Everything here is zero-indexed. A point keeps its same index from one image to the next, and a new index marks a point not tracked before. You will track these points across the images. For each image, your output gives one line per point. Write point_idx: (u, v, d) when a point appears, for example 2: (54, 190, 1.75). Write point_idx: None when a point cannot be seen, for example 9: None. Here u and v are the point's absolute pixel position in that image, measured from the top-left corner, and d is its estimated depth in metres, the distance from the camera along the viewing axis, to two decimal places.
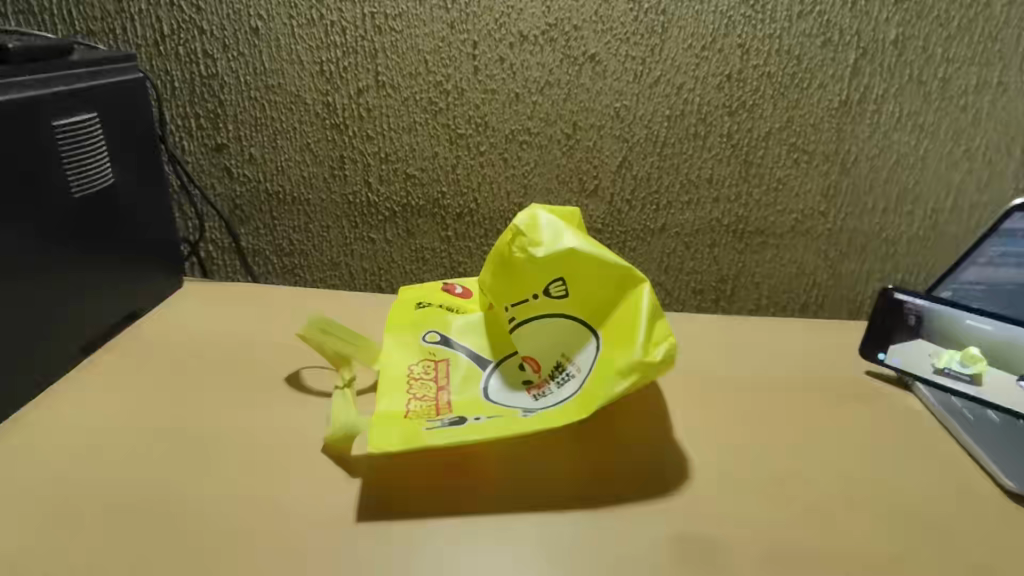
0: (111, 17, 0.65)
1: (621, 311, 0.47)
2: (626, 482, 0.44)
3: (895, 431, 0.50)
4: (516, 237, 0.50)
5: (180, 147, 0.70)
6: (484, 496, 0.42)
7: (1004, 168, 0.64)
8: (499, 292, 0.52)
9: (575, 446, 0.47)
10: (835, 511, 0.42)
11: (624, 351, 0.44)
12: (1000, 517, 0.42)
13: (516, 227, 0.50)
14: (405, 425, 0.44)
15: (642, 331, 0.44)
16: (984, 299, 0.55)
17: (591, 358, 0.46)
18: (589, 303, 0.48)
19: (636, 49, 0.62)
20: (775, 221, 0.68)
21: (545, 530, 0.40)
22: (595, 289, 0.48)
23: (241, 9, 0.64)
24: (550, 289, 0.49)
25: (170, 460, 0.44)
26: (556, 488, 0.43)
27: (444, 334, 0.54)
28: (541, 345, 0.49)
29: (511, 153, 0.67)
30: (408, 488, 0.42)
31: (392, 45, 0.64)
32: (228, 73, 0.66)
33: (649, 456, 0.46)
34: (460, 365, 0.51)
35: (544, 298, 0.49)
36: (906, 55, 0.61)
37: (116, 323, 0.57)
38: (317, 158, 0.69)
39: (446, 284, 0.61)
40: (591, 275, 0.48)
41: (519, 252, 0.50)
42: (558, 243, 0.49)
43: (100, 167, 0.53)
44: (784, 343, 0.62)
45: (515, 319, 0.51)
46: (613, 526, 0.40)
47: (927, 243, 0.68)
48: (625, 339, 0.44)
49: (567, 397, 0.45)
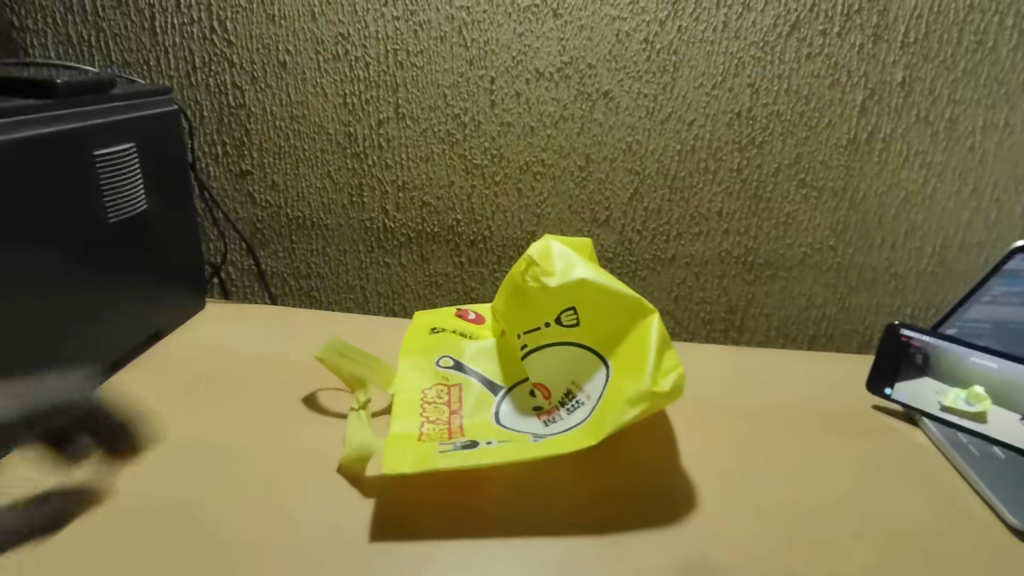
0: (146, 50, 0.69)
1: (630, 340, 0.48)
2: (633, 508, 0.44)
3: (902, 463, 0.50)
4: (529, 266, 0.52)
5: (206, 173, 0.73)
6: (494, 519, 0.43)
7: (1013, 206, 0.65)
8: (512, 319, 0.54)
9: (583, 472, 0.47)
10: (839, 542, 0.42)
11: (633, 380, 0.45)
12: (1005, 549, 0.42)
13: (529, 257, 0.52)
14: (419, 448, 0.45)
15: (651, 360, 0.45)
16: (990, 336, 0.56)
17: (601, 385, 0.47)
18: (600, 331, 0.49)
19: (648, 86, 0.64)
20: (784, 254, 0.69)
21: (551, 555, 0.40)
22: (605, 318, 0.49)
23: (271, 44, 0.67)
24: (562, 317, 0.50)
25: (189, 472, 0.45)
26: (563, 510, 0.44)
27: (458, 359, 0.55)
28: (551, 371, 0.50)
29: (525, 183, 0.69)
30: (420, 508, 0.43)
31: (413, 80, 0.67)
32: (256, 104, 0.69)
33: (657, 481, 0.47)
34: (472, 389, 0.52)
35: (555, 326, 0.51)
36: (913, 97, 0.62)
37: (141, 340, 0.59)
38: (337, 185, 0.72)
39: (459, 309, 0.63)
40: (602, 304, 0.49)
41: (531, 281, 0.51)
42: (570, 273, 0.50)
43: (134, 194, 0.56)
44: (793, 374, 0.62)
45: (526, 346, 0.52)
46: (620, 550, 0.41)
47: (936, 278, 0.68)
48: (634, 368, 0.45)
49: (577, 424, 0.46)
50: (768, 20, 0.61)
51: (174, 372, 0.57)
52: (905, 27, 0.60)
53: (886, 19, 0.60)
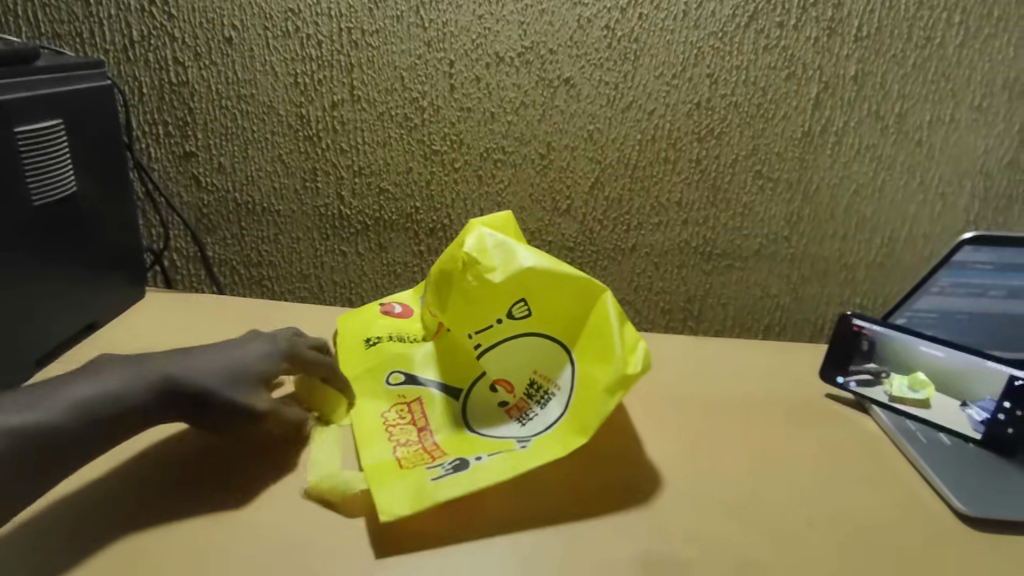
0: (78, 21, 0.64)
1: (589, 322, 0.48)
2: (598, 499, 0.44)
3: (851, 448, 0.52)
4: (470, 265, 0.49)
5: (146, 154, 0.69)
6: (454, 521, 0.42)
7: (957, 199, 0.67)
8: (456, 319, 0.51)
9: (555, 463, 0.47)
10: (792, 530, 0.43)
11: (605, 366, 0.45)
12: (947, 534, 0.43)
13: (467, 256, 0.50)
14: (408, 481, 0.42)
15: (618, 342, 0.46)
16: (936, 326, 0.58)
17: (569, 374, 0.48)
18: (554, 317, 0.49)
19: (610, 74, 0.64)
20: (741, 245, 0.70)
21: (522, 550, 0.40)
22: (558, 303, 0.49)
23: (215, 18, 0.63)
24: (514, 310, 0.49)
25: (128, 486, 0.43)
26: (522, 509, 0.43)
27: (409, 373, 0.53)
28: (511, 365, 0.49)
29: (485, 170, 0.68)
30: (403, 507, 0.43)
31: (368, 61, 0.64)
32: (200, 82, 0.66)
33: (622, 472, 0.47)
34: (435, 402, 0.50)
35: (508, 320, 0.49)
36: (865, 91, 0.64)
37: (75, 334, 0.55)
38: (289, 169, 0.69)
39: (383, 305, 0.61)
40: (553, 292, 0.49)
41: (475, 280, 0.49)
42: (513, 265, 0.49)
43: (64, 176, 0.52)
44: (747, 364, 0.63)
45: (480, 345, 0.50)
46: (588, 545, 0.41)
47: (884, 270, 0.70)
48: (602, 352, 0.46)
49: (556, 420, 0.46)
50: (727, 10, 0.61)
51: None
52: (859, 22, 0.61)
53: (841, 12, 0.61)
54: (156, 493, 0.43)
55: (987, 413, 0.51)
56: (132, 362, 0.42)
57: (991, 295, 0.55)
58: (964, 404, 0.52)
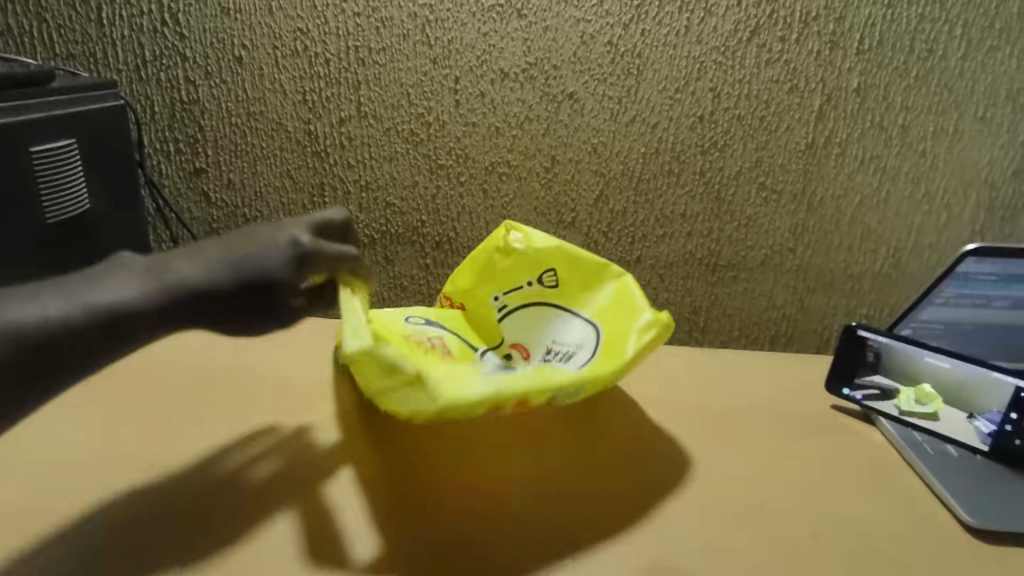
0: (92, 42, 0.66)
1: (612, 293, 0.55)
2: (614, 507, 0.45)
3: (857, 460, 0.51)
4: (512, 232, 0.58)
5: (157, 171, 0.70)
6: (465, 536, 0.42)
7: (962, 209, 0.67)
8: (487, 287, 0.59)
9: (567, 471, 0.49)
10: (798, 542, 0.42)
11: (628, 319, 0.52)
12: (956, 546, 0.43)
13: (511, 225, 0.58)
14: (465, 373, 0.43)
15: (642, 301, 0.53)
16: (942, 336, 0.58)
17: (588, 333, 0.53)
18: (577, 291, 0.56)
19: (613, 89, 0.64)
20: (746, 256, 0.70)
21: (538, 556, 0.41)
22: (583, 279, 0.56)
23: (225, 38, 0.65)
24: (543, 279, 0.57)
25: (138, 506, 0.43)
26: (534, 524, 0.43)
27: (428, 318, 0.57)
28: (530, 329, 0.56)
29: (490, 184, 0.69)
30: (426, 507, 0.44)
31: (375, 78, 0.65)
32: (210, 100, 0.67)
33: (636, 483, 0.47)
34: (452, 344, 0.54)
35: (536, 286, 0.57)
36: (868, 103, 0.64)
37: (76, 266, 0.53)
38: (296, 184, 0.70)
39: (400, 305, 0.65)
40: (581, 265, 0.56)
41: (515, 244, 0.57)
42: (550, 239, 0.57)
43: (77, 194, 0.53)
44: (753, 376, 0.63)
45: (506, 307, 0.58)
46: (601, 552, 0.41)
47: (890, 280, 0.70)
48: (625, 311, 0.53)
49: (582, 362, 0.50)
50: (729, 25, 0.62)
51: (140, 388, 0.57)
52: (860, 35, 0.62)
53: (843, 26, 0.62)
54: (169, 511, 0.43)
55: (994, 425, 0.51)
56: (152, 265, 0.41)
57: (996, 305, 0.55)
58: (972, 416, 0.52)
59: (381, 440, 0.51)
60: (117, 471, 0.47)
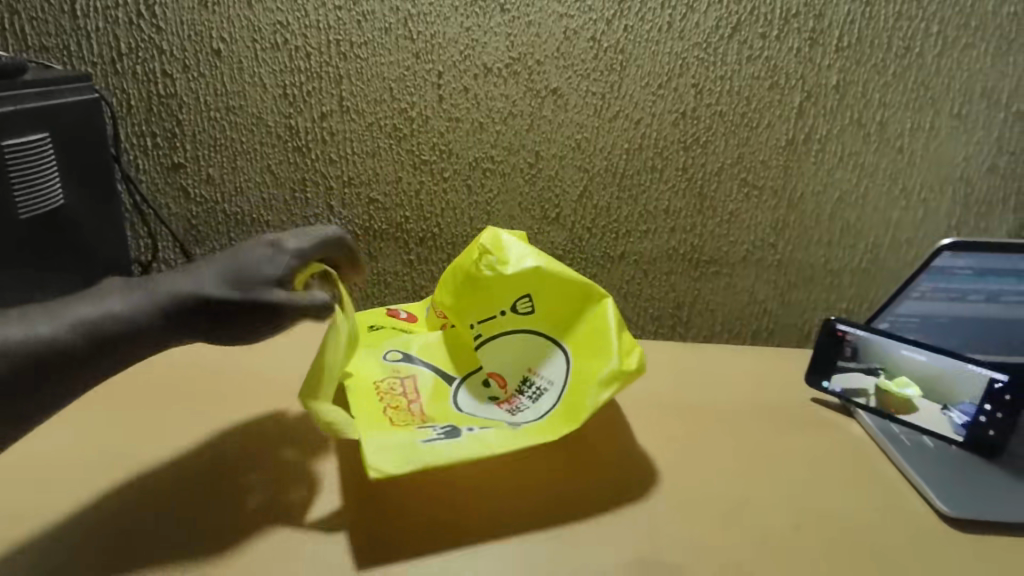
0: (65, 35, 0.64)
1: (587, 324, 0.53)
2: (604, 500, 0.46)
3: (838, 453, 0.52)
4: (483, 254, 0.56)
5: (134, 167, 0.69)
6: (431, 537, 0.42)
7: (938, 205, 0.68)
8: (465, 311, 0.57)
9: (555, 464, 0.49)
10: (780, 534, 0.43)
11: (601, 361, 0.50)
12: (933, 535, 0.44)
13: (483, 246, 0.56)
14: (400, 440, 0.45)
15: (615, 341, 0.51)
16: (919, 330, 0.59)
17: (561, 370, 0.52)
18: (552, 317, 0.54)
19: (596, 84, 0.65)
20: (728, 252, 0.71)
21: (531, 551, 0.41)
22: (557, 306, 0.54)
23: (203, 31, 0.64)
24: (517, 305, 0.55)
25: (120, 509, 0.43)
26: (529, 518, 0.44)
27: (406, 352, 0.57)
28: (505, 361, 0.55)
29: (474, 180, 0.68)
30: (419, 505, 0.45)
31: (357, 72, 0.65)
32: (188, 93, 0.66)
33: (626, 474, 0.48)
34: (427, 381, 0.54)
35: (510, 314, 0.55)
36: (847, 99, 0.65)
37: (57, 255, 0.53)
38: (277, 179, 0.69)
39: (389, 309, 0.64)
40: (556, 291, 0.54)
41: (487, 270, 0.55)
42: (523, 263, 0.55)
43: (51, 189, 0.52)
44: (735, 370, 0.64)
45: (481, 335, 0.56)
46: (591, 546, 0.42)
47: (868, 275, 0.71)
48: (599, 350, 0.51)
49: (547, 411, 0.50)
50: (710, 22, 0.62)
51: (118, 388, 0.56)
52: (839, 32, 0.62)
53: (822, 23, 0.62)
54: (150, 517, 0.43)
55: (967, 416, 0.51)
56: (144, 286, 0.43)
57: (971, 299, 0.56)
58: (946, 408, 0.52)
59: None
60: (94, 475, 0.46)
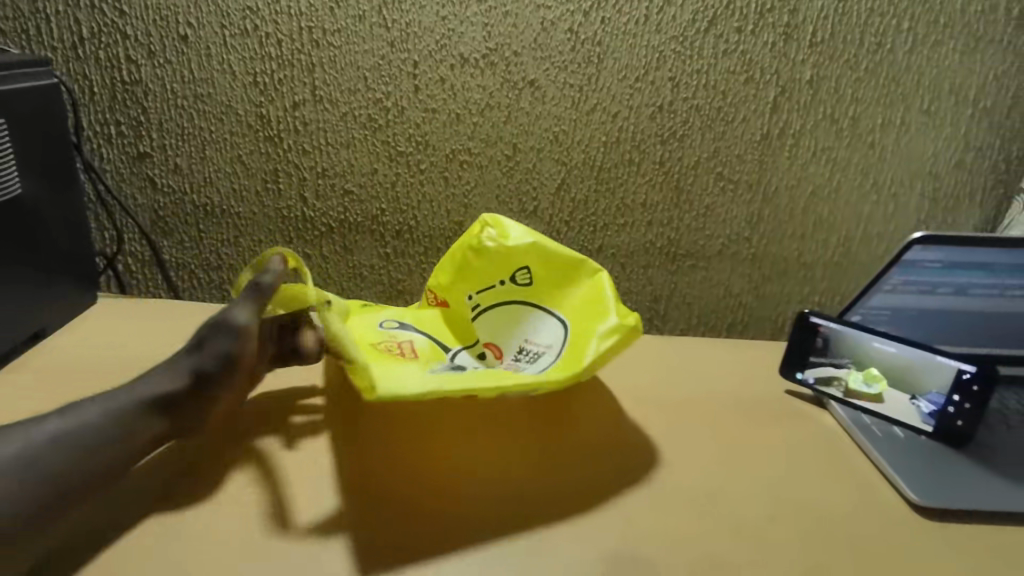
0: (24, 18, 0.62)
1: (583, 292, 0.54)
2: (584, 489, 0.46)
3: (811, 443, 0.53)
4: (484, 228, 0.57)
5: (98, 156, 0.66)
6: (418, 523, 0.42)
7: (907, 200, 0.69)
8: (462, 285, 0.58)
9: (535, 454, 0.49)
10: (753, 523, 0.44)
11: (600, 320, 0.50)
12: (903, 523, 0.45)
13: (485, 220, 0.57)
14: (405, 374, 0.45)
15: (613, 303, 0.51)
16: (889, 322, 0.60)
17: (560, 335, 0.52)
18: (549, 289, 0.55)
19: (573, 77, 0.64)
20: (704, 245, 0.71)
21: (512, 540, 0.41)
22: (554, 278, 0.55)
23: (169, 16, 0.62)
24: (516, 277, 0.56)
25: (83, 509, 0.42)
26: (511, 506, 0.44)
27: (401, 321, 0.56)
28: (502, 331, 0.55)
29: (451, 172, 0.68)
30: (401, 494, 0.44)
31: (330, 60, 0.63)
32: (153, 80, 0.64)
33: (604, 465, 0.48)
34: (422, 347, 0.54)
35: (509, 285, 0.56)
36: (820, 95, 0.65)
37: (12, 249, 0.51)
38: (248, 170, 0.67)
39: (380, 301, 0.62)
40: (554, 263, 0.55)
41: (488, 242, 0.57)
42: (523, 237, 0.56)
43: (7, 178, 0.50)
44: (711, 362, 0.64)
45: (479, 305, 0.56)
46: (571, 536, 0.42)
47: (841, 269, 0.72)
48: (597, 312, 0.51)
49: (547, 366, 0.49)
50: (687, 15, 0.62)
51: None
52: (813, 27, 0.63)
53: (796, 18, 0.63)
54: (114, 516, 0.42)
55: (935, 405, 0.53)
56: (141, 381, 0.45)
57: (940, 292, 0.58)
58: (914, 397, 0.54)
59: (347, 428, 0.51)
60: None
